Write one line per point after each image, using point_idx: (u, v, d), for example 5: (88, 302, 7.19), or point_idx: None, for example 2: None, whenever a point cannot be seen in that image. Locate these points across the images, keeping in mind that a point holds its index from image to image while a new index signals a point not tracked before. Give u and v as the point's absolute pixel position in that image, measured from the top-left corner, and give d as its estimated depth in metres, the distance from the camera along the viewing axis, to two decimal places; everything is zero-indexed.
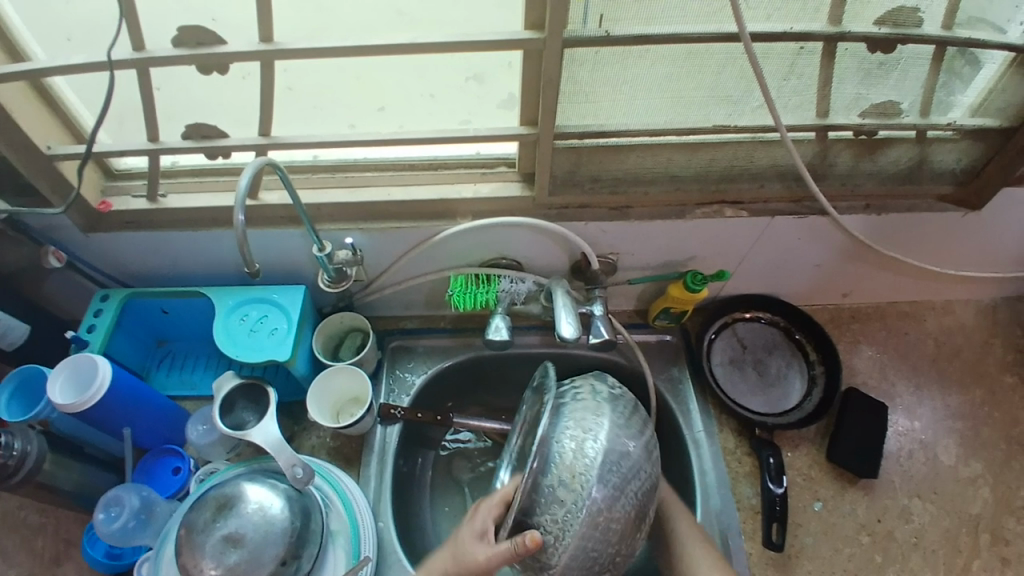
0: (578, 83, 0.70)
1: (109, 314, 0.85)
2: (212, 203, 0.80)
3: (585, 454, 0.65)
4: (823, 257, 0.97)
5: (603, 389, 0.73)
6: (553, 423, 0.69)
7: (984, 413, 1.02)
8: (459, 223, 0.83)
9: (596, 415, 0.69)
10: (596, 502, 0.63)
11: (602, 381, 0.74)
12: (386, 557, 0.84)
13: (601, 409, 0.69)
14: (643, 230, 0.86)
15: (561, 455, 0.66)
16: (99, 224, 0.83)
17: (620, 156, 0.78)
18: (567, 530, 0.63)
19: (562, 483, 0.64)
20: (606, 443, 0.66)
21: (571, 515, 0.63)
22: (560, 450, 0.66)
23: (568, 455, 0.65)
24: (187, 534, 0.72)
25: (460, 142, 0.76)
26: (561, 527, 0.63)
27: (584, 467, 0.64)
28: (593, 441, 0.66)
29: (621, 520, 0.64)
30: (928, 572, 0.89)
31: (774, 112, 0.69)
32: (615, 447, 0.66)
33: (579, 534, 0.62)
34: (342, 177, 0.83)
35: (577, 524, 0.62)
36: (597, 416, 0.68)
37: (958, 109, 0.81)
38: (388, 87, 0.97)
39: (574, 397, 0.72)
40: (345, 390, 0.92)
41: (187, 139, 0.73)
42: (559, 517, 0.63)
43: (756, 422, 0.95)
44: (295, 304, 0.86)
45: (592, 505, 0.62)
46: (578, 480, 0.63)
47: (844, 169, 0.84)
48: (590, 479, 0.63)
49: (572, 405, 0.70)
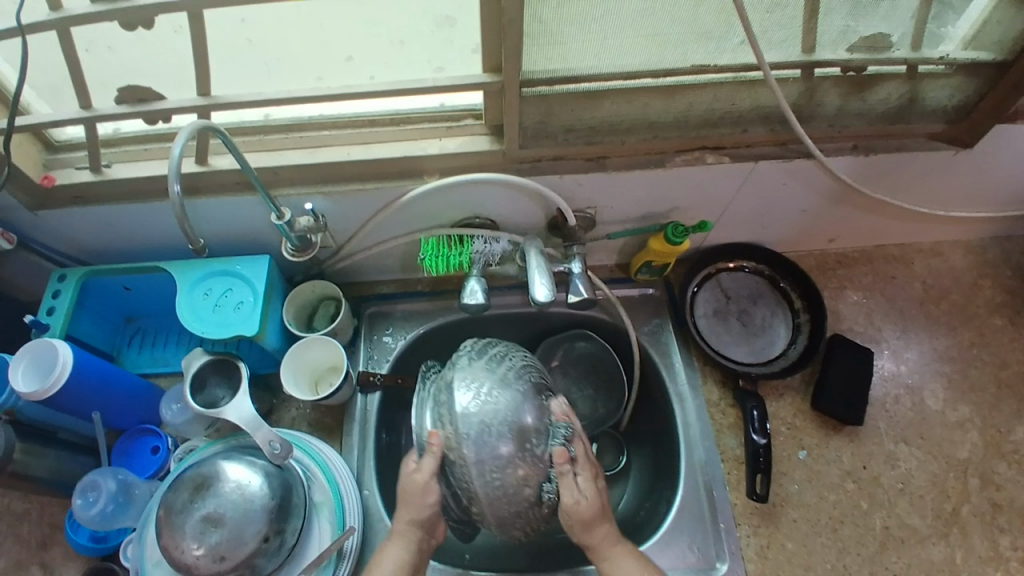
0: (542, 23, 0.64)
1: (67, 295, 0.81)
2: (161, 172, 0.75)
3: (470, 419, 0.64)
4: (809, 203, 0.94)
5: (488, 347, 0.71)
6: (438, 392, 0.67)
7: (973, 356, 1.01)
8: (426, 182, 0.78)
9: (477, 374, 0.67)
10: (481, 456, 0.63)
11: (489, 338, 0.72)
12: (372, 525, 0.83)
13: (483, 371, 0.67)
14: (622, 182, 0.82)
15: (449, 425, 0.65)
16: (44, 201, 0.78)
17: (594, 103, 0.73)
18: (472, 483, 0.64)
19: (455, 449, 0.64)
20: (491, 401, 0.65)
21: (470, 469, 0.63)
22: (446, 423, 0.65)
23: (453, 424, 0.64)
24: (166, 516, 0.71)
25: (421, 94, 0.71)
26: (467, 481, 0.64)
27: (473, 430, 0.63)
28: (472, 400, 0.65)
29: (527, 467, 0.64)
30: (915, 516, 0.90)
31: (757, 49, 0.63)
32: (492, 402, 0.65)
33: (482, 484, 0.63)
34: (297, 137, 0.77)
35: (476, 478, 0.63)
36: (475, 376, 0.67)
37: (951, 42, 0.76)
38: (343, 36, 0.90)
39: (460, 361, 0.69)
40: (320, 360, 0.90)
41: (121, 104, 0.67)
42: (462, 475, 0.64)
43: (740, 373, 0.94)
44: (260, 275, 0.82)
45: (479, 458, 0.63)
46: (469, 444, 0.63)
47: (832, 109, 0.80)
48: (467, 438, 0.63)
49: (453, 372, 0.67)
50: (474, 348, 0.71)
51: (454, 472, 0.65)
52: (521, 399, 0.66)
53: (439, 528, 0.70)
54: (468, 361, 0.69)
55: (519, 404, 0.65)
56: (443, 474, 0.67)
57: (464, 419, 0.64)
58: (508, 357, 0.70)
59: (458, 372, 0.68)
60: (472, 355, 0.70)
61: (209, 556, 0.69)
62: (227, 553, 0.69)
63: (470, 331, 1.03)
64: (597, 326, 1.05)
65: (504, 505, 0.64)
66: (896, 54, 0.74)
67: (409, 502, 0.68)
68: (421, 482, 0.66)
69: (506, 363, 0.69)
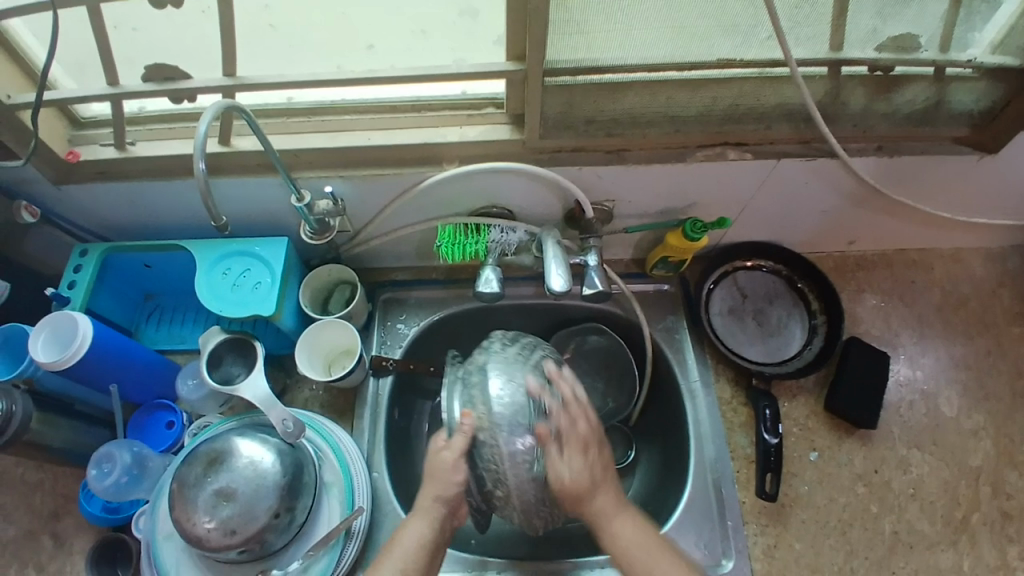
0: (570, 12, 0.63)
1: (89, 270, 0.83)
2: (184, 152, 0.76)
3: (504, 405, 0.68)
4: (830, 203, 0.93)
5: (518, 340, 0.77)
6: (475, 375, 0.71)
7: (990, 363, 1.00)
8: (445, 169, 0.78)
9: (510, 365, 0.72)
10: (518, 441, 0.66)
11: (517, 335, 0.79)
12: (381, 507, 0.84)
13: (515, 361, 0.72)
14: (642, 175, 0.81)
15: (482, 411, 0.68)
16: (68, 176, 0.79)
17: (616, 95, 0.73)
18: (503, 467, 0.66)
19: (489, 432, 0.67)
20: (525, 387, 0.69)
21: (503, 454, 0.66)
22: (480, 404, 0.68)
23: (487, 406, 0.68)
24: (180, 489, 0.72)
25: (444, 81, 0.71)
26: (499, 466, 0.66)
27: (507, 416, 0.67)
28: (508, 387, 0.69)
29: (555, 456, 0.67)
30: (924, 522, 0.89)
31: (784, 42, 0.62)
32: (528, 391, 0.69)
33: (513, 468, 0.66)
34: (319, 121, 0.78)
35: (508, 461, 0.66)
36: (512, 365, 0.71)
37: (978, 47, 0.74)
38: (367, 23, 0.90)
39: (493, 350, 0.74)
40: (334, 343, 0.91)
41: (149, 82, 0.68)
42: (494, 457, 0.66)
43: (755, 372, 0.94)
44: (278, 256, 0.83)
45: (516, 443, 0.66)
46: (503, 427, 0.66)
47: (857, 108, 0.78)
48: (506, 421, 0.67)
49: (486, 357, 0.72)
50: (505, 338, 0.77)
51: (484, 456, 0.67)
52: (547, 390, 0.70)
53: (461, 509, 0.69)
54: (505, 351, 0.74)
55: (548, 391, 0.70)
56: (472, 457, 0.68)
57: (498, 403, 0.68)
58: (530, 351, 0.75)
59: (490, 358, 0.73)
60: (503, 343, 0.76)
61: (221, 529, 0.70)
62: (238, 527, 0.70)
63: (482, 321, 1.03)
64: (609, 320, 1.05)
65: (530, 490, 0.67)
66: (923, 56, 0.73)
67: (435, 479, 0.67)
68: (450, 460, 0.67)
69: (534, 358, 0.74)
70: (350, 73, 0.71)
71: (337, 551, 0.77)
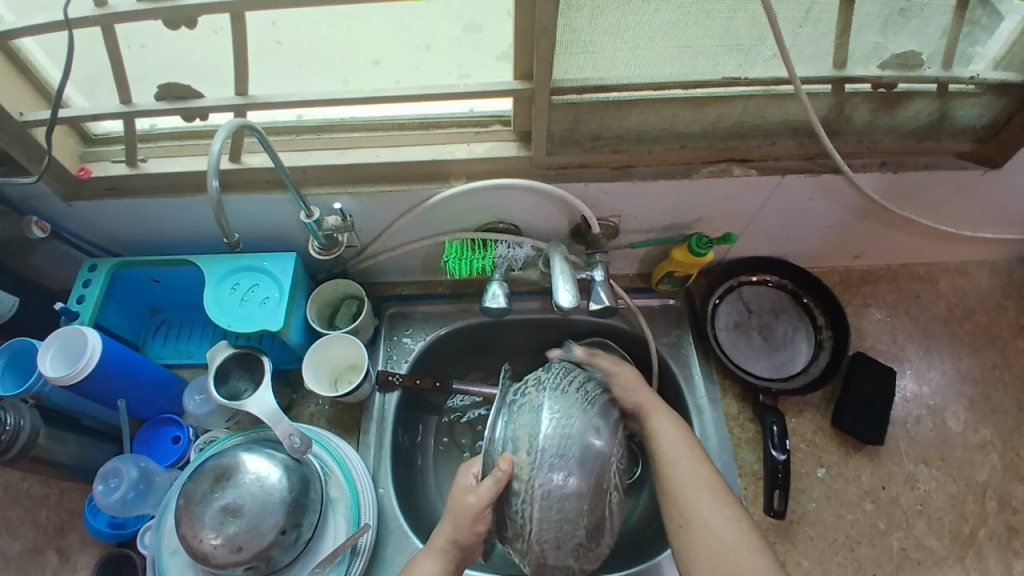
0: (577, 32, 0.64)
1: (98, 284, 0.83)
2: (196, 168, 0.77)
3: (548, 443, 0.64)
4: (835, 218, 0.93)
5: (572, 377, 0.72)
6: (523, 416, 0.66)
7: (995, 378, 1.00)
8: (452, 186, 0.79)
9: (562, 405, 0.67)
10: (557, 489, 0.62)
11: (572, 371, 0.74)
12: (386, 523, 0.84)
13: (565, 402, 0.67)
14: (648, 191, 0.82)
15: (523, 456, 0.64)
16: (79, 192, 0.79)
17: (622, 112, 0.74)
18: (535, 517, 0.62)
19: (528, 482, 0.62)
20: (566, 432, 0.65)
21: (536, 504, 0.62)
22: (523, 449, 0.64)
23: (532, 450, 0.63)
24: (187, 505, 0.72)
25: (451, 99, 0.72)
26: (531, 514, 0.62)
27: (551, 452, 0.63)
28: (552, 430, 0.65)
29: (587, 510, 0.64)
30: (933, 538, 0.88)
31: (787, 61, 0.63)
32: (570, 437, 0.65)
33: (544, 519, 0.62)
34: (328, 139, 0.79)
35: (542, 510, 0.62)
36: (561, 407, 0.67)
37: (980, 62, 0.74)
38: (378, 41, 0.91)
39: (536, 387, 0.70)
40: (341, 358, 0.91)
41: (161, 101, 0.69)
42: (528, 505, 0.62)
43: (762, 388, 0.93)
44: (286, 272, 0.83)
45: (552, 493, 0.62)
46: (542, 473, 0.62)
47: (861, 124, 0.79)
48: (546, 467, 0.63)
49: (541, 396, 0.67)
50: (557, 373, 0.72)
51: (516, 505, 0.63)
52: (595, 422, 0.68)
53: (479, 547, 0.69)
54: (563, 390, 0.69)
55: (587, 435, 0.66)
56: (502, 502, 0.65)
57: (542, 448, 0.63)
58: (587, 387, 0.72)
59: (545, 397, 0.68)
60: (558, 380, 0.70)
61: (226, 546, 0.70)
62: (244, 543, 0.70)
63: (488, 335, 1.03)
64: (614, 334, 1.05)
65: (555, 545, 0.63)
66: (926, 72, 0.73)
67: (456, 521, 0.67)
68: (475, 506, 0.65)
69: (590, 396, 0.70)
70: (358, 91, 0.72)
71: (342, 569, 0.77)
